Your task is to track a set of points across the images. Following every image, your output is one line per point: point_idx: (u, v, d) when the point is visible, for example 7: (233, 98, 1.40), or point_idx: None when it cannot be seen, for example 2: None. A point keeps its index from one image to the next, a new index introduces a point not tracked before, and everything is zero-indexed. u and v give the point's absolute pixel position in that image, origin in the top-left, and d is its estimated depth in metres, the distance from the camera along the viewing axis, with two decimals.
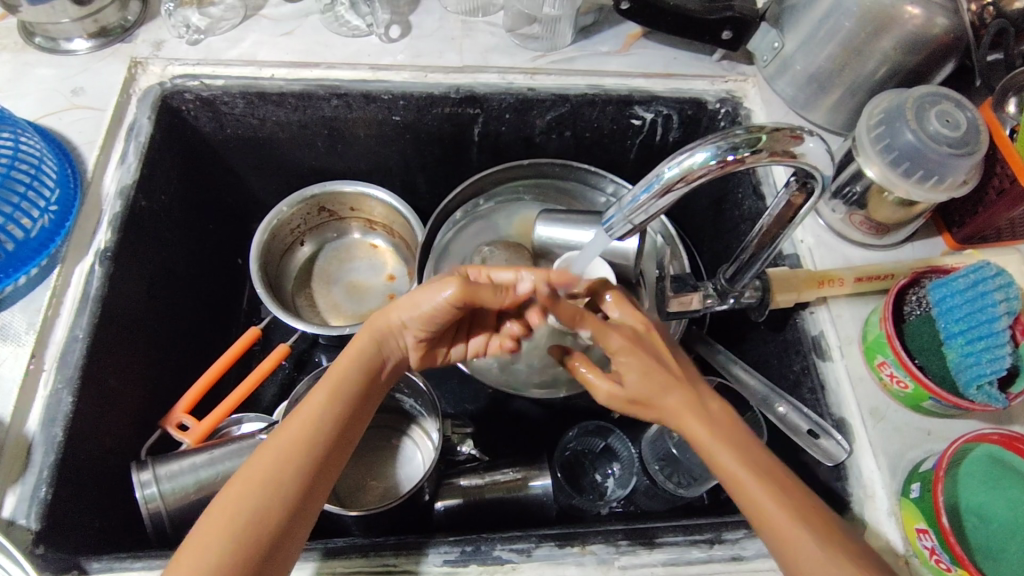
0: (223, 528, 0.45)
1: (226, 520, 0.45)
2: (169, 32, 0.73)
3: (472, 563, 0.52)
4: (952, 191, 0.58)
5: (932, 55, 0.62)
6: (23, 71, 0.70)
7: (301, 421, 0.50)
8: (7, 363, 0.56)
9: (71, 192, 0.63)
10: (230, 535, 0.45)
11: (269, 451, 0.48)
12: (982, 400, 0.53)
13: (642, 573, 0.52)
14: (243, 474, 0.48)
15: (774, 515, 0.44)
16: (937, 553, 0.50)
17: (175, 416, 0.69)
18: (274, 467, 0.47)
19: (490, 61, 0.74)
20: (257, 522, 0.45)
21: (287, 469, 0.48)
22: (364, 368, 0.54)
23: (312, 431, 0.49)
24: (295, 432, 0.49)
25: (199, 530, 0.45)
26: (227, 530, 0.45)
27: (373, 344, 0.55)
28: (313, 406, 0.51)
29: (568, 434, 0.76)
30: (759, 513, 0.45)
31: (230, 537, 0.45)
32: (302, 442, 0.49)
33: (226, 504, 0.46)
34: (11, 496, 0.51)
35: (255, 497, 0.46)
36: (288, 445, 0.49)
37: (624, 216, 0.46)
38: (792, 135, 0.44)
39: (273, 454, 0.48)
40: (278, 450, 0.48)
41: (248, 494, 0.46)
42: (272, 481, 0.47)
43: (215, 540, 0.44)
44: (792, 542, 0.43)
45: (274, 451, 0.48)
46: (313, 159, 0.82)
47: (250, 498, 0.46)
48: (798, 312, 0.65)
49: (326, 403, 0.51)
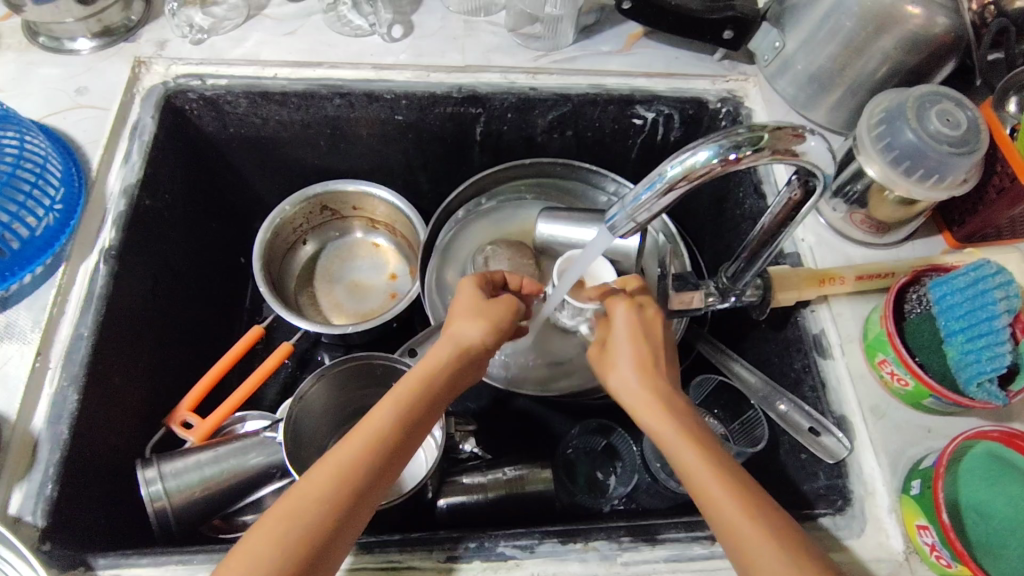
0: (281, 527, 0.43)
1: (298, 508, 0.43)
2: (172, 32, 0.73)
3: (475, 559, 0.52)
4: (953, 189, 0.58)
5: (932, 55, 0.63)
6: (27, 71, 0.70)
7: (379, 423, 0.48)
8: (12, 361, 0.56)
9: (76, 191, 0.63)
10: (285, 537, 0.42)
11: (343, 448, 0.46)
12: (982, 397, 0.53)
13: (645, 570, 0.52)
14: (316, 468, 0.46)
15: (739, 515, 0.44)
16: (938, 550, 0.51)
17: (178, 414, 0.69)
18: (345, 463, 0.45)
19: (492, 61, 0.74)
20: (315, 528, 0.43)
21: (358, 466, 0.46)
22: (446, 373, 0.53)
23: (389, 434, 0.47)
24: (367, 431, 0.47)
25: (258, 527, 0.43)
26: (285, 530, 0.43)
27: (454, 349, 0.54)
28: (386, 406, 0.49)
29: (571, 432, 0.77)
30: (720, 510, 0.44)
31: (288, 539, 0.42)
32: (373, 444, 0.47)
33: (292, 501, 0.44)
34: (17, 493, 0.51)
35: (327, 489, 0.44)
36: (366, 442, 0.47)
37: (627, 214, 0.47)
38: (794, 134, 0.44)
39: (347, 451, 0.46)
40: (349, 449, 0.46)
41: (316, 489, 0.44)
42: (338, 484, 0.45)
43: (270, 538, 0.42)
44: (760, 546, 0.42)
45: (348, 450, 0.46)
46: (316, 159, 0.82)
47: (314, 499, 0.44)
48: (798, 310, 0.65)
49: (399, 404, 0.49)
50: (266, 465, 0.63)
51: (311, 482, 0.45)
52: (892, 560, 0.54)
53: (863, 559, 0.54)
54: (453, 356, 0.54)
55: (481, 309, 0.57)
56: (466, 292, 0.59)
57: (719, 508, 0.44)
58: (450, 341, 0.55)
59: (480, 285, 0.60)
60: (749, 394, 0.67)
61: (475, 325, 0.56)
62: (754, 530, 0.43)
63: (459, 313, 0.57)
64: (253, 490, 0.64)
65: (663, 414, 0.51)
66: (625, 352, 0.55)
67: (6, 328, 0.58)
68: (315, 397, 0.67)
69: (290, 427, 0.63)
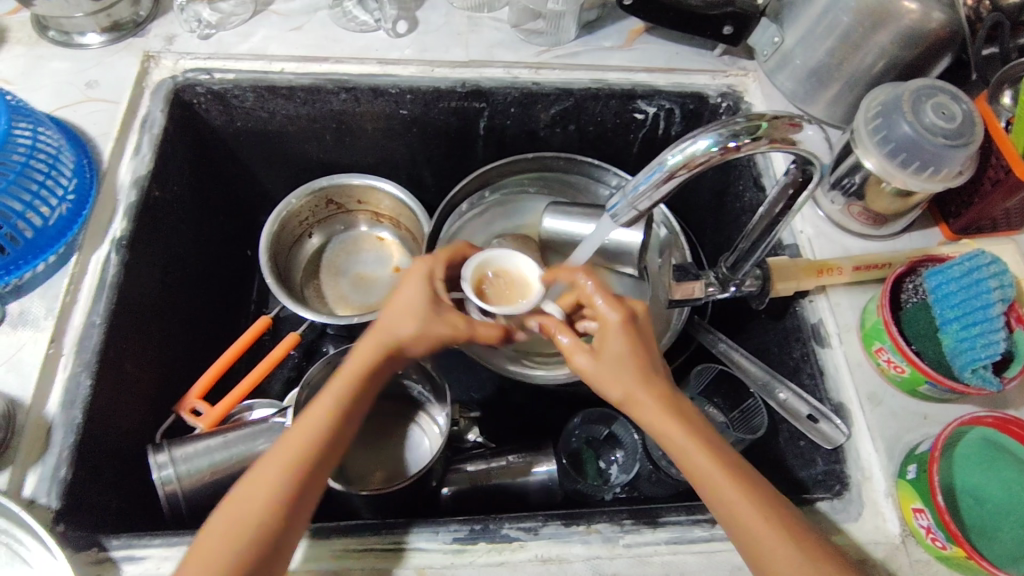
0: (228, 531, 0.45)
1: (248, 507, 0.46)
2: (180, 27, 0.74)
3: (481, 541, 0.53)
4: (948, 181, 0.59)
5: (928, 49, 0.64)
6: (37, 65, 0.71)
7: (312, 421, 0.49)
8: (26, 347, 0.57)
9: (88, 182, 0.64)
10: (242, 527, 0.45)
11: (286, 444, 0.48)
12: (977, 383, 0.54)
13: (647, 552, 0.53)
14: (261, 469, 0.47)
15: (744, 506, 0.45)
16: (934, 532, 0.52)
17: (188, 402, 0.70)
18: (282, 463, 0.47)
19: (496, 56, 0.75)
20: (273, 516, 0.45)
21: (293, 463, 0.47)
22: (374, 373, 0.52)
23: (314, 433, 0.49)
24: (307, 430, 0.49)
25: (214, 516, 0.46)
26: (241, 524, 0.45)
27: (382, 345, 0.53)
28: (320, 407, 0.50)
29: (573, 421, 0.77)
30: (722, 503, 0.46)
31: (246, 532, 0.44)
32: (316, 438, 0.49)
33: (241, 502, 0.46)
34: (32, 475, 0.52)
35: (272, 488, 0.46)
36: (300, 443, 0.48)
37: (628, 202, 0.48)
38: (790, 124, 0.45)
39: (282, 452, 0.48)
40: (285, 453, 0.48)
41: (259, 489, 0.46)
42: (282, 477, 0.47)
43: (221, 530, 0.44)
44: (750, 529, 0.45)
45: (292, 444, 0.48)
46: (322, 152, 0.83)
47: (264, 493, 0.46)
48: (798, 300, 0.66)
49: (332, 406, 0.50)
50: None
51: (262, 475, 0.47)
52: (889, 543, 0.55)
53: (861, 541, 0.55)
54: (377, 354, 0.53)
55: (414, 307, 0.54)
56: (403, 291, 0.56)
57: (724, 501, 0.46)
58: (379, 336, 0.53)
59: (417, 277, 0.56)
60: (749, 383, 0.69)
61: (407, 323, 0.54)
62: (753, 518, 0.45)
63: (394, 308, 0.55)
64: None
65: (670, 416, 0.49)
66: (615, 360, 0.51)
67: (19, 315, 0.59)
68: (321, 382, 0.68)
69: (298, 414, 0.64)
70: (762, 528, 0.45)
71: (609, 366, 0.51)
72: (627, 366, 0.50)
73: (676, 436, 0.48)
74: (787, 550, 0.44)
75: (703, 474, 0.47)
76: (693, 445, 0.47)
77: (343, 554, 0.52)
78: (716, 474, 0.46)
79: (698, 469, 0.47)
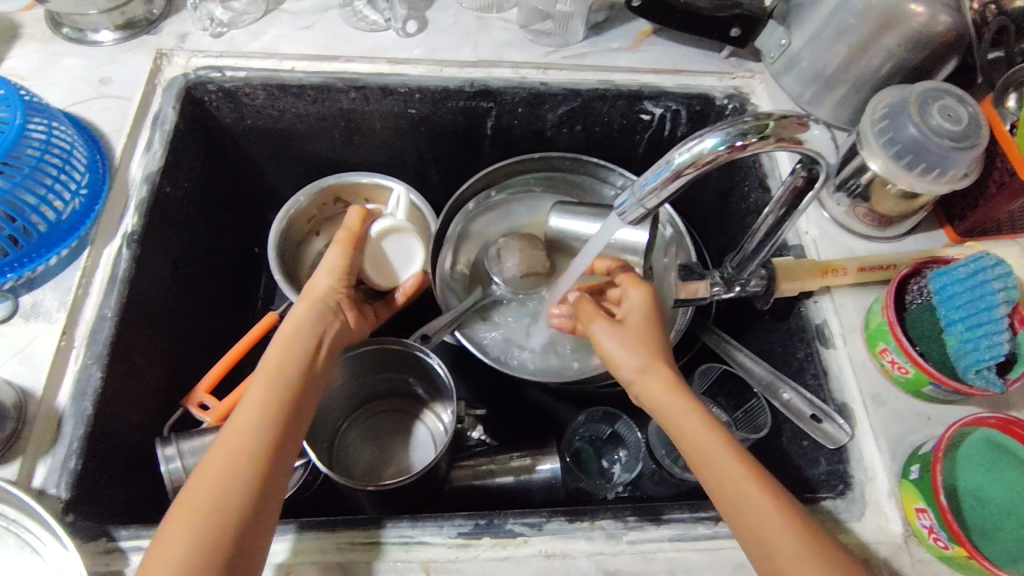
0: (196, 516, 0.45)
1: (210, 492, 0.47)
2: (192, 25, 0.75)
3: (485, 536, 0.54)
4: (953, 183, 0.60)
5: (935, 52, 0.64)
6: (51, 61, 0.72)
7: (254, 401, 0.52)
8: (38, 339, 0.58)
9: (100, 177, 0.65)
10: (211, 501, 0.46)
11: (241, 417, 0.51)
12: (981, 384, 0.54)
13: (650, 548, 0.54)
14: (212, 455, 0.49)
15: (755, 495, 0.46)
16: (936, 532, 0.52)
17: (195, 396, 0.71)
18: (233, 444, 0.49)
19: (504, 57, 0.76)
20: (239, 485, 0.47)
21: (245, 441, 0.49)
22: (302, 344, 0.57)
23: (260, 410, 0.51)
24: (257, 400, 0.52)
25: (183, 495, 0.47)
26: (209, 496, 0.46)
27: (314, 308, 0.60)
28: (259, 391, 0.53)
29: (578, 419, 0.78)
30: (719, 483, 0.47)
31: (215, 506, 0.46)
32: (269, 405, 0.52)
33: (202, 485, 0.47)
34: (42, 466, 0.53)
35: (225, 473, 0.48)
36: (250, 420, 0.51)
37: (636, 200, 0.48)
38: (798, 123, 0.46)
39: (232, 432, 0.50)
40: (232, 433, 0.50)
41: (214, 472, 0.48)
42: (242, 447, 0.49)
43: (191, 510, 0.46)
44: (761, 517, 0.45)
45: (247, 415, 0.51)
46: (330, 150, 0.84)
47: (227, 465, 0.48)
48: (802, 301, 0.66)
49: (270, 387, 0.53)
50: None
51: (224, 448, 0.49)
52: (891, 543, 0.55)
53: (864, 541, 0.55)
54: (308, 314, 0.59)
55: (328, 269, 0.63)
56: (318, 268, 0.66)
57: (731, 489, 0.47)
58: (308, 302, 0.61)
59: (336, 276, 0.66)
60: (753, 384, 0.69)
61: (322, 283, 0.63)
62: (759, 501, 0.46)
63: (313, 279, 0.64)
64: None
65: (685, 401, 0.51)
66: (635, 332, 0.56)
67: (32, 307, 0.59)
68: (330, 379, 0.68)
69: None
70: (761, 508, 0.45)
71: (632, 345, 0.55)
72: (644, 343, 0.55)
73: (685, 413, 0.51)
74: (786, 534, 0.44)
75: (715, 458, 0.48)
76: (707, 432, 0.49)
77: (349, 547, 0.52)
78: (714, 452, 0.48)
79: (709, 454, 0.48)
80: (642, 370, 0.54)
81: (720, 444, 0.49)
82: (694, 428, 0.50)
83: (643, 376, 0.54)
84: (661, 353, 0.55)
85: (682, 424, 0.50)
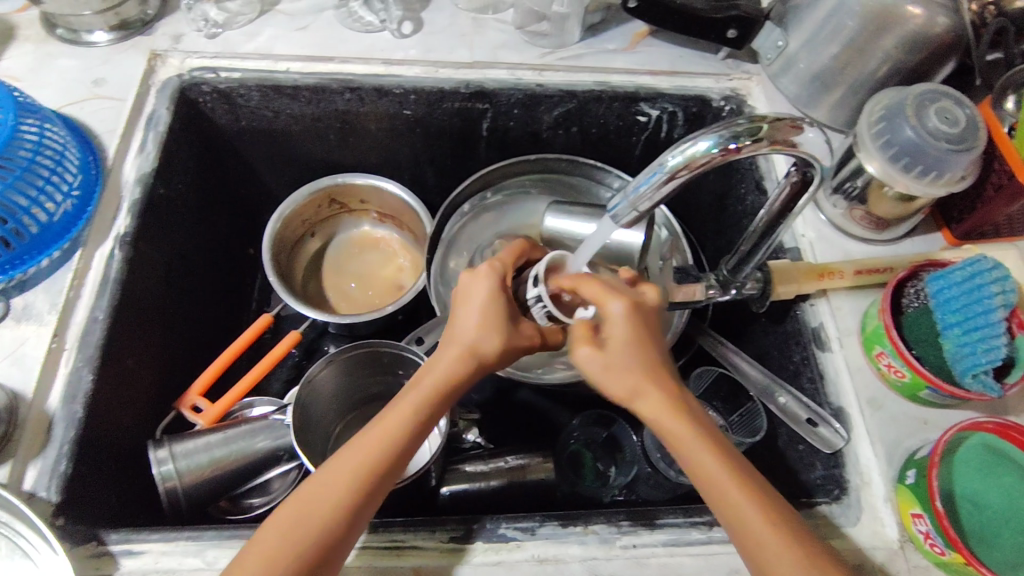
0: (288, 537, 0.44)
1: (311, 512, 0.45)
2: (187, 26, 0.75)
3: (478, 540, 0.53)
4: (951, 186, 0.59)
5: (933, 54, 0.64)
6: (46, 62, 0.72)
7: (394, 426, 0.47)
8: (29, 342, 0.57)
9: (93, 179, 0.65)
10: (290, 553, 0.43)
11: (344, 466, 0.46)
12: (978, 389, 0.54)
13: (644, 553, 0.53)
14: (327, 473, 0.46)
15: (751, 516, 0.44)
16: (932, 538, 0.52)
17: (188, 398, 0.71)
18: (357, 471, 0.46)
19: (500, 58, 0.76)
20: (319, 540, 0.44)
21: (366, 471, 0.46)
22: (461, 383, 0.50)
23: (392, 439, 0.47)
24: (369, 454, 0.46)
25: (261, 537, 0.44)
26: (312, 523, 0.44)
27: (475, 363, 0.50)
28: (402, 417, 0.48)
29: (572, 423, 0.79)
30: (722, 502, 0.45)
31: (293, 558, 0.43)
32: (379, 462, 0.46)
33: (308, 500, 0.45)
34: (32, 469, 0.53)
35: (335, 496, 0.45)
36: (385, 451, 0.47)
37: (629, 203, 0.48)
38: (792, 125, 0.45)
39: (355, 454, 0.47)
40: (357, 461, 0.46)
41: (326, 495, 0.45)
42: (340, 505, 0.45)
43: (284, 532, 0.44)
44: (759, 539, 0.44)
45: (349, 468, 0.46)
46: (326, 152, 0.84)
47: (335, 498, 0.45)
48: (799, 304, 0.66)
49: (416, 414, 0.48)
50: (274, 447, 0.65)
51: (315, 499, 0.45)
52: (887, 548, 0.55)
53: (860, 547, 0.55)
54: (465, 367, 0.50)
55: (495, 316, 0.52)
56: (479, 297, 0.52)
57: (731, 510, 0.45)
58: (463, 350, 0.50)
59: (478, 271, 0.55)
60: (749, 387, 0.69)
61: (496, 341, 0.51)
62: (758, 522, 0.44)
63: (470, 317, 0.52)
64: (262, 472, 0.66)
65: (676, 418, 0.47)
66: (626, 351, 0.49)
67: (23, 309, 0.59)
68: (322, 381, 0.68)
69: (298, 411, 0.64)
70: (757, 528, 0.44)
71: (624, 365, 0.48)
72: (637, 359, 0.49)
73: (680, 433, 0.47)
74: (782, 551, 0.43)
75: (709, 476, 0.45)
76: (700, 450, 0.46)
77: None
78: (713, 473, 0.45)
79: (701, 473, 0.46)
80: (633, 395, 0.48)
81: (716, 463, 0.46)
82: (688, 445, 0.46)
83: (634, 402, 0.48)
84: (656, 367, 0.49)
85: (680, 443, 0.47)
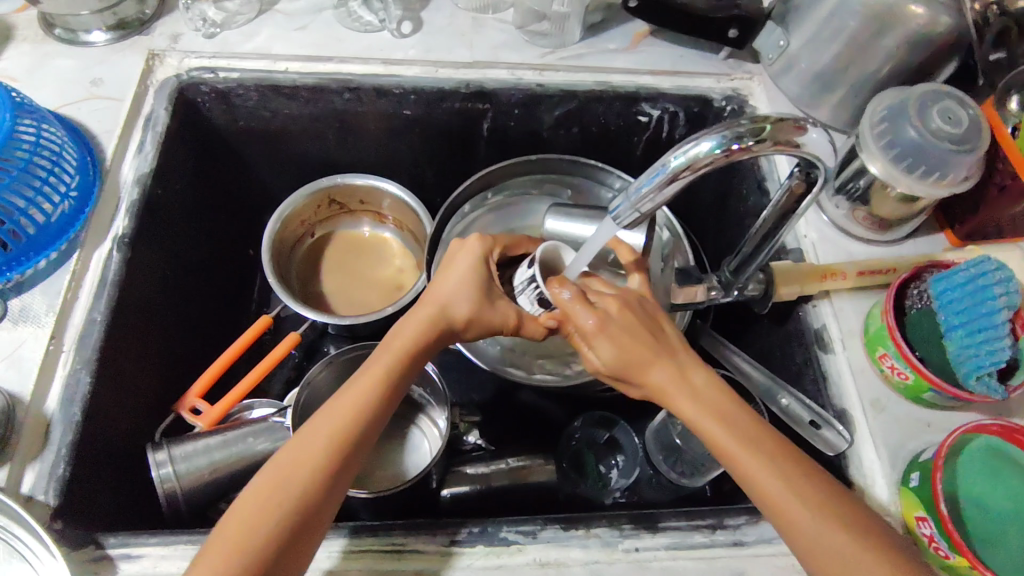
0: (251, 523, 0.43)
1: (273, 497, 0.44)
2: (185, 25, 0.75)
3: (479, 543, 0.53)
4: (955, 186, 0.59)
5: (936, 54, 0.64)
6: (43, 62, 0.71)
7: (352, 399, 0.48)
8: (26, 344, 0.57)
9: (91, 180, 0.64)
10: (265, 517, 0.43)
11: (316, 429, 0.47)
12: (982, 391, 0.53)
13: (646, 557, 0.53)
14: (285, 454, 0.46)
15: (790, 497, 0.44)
16: (936, 541, 0.51)
17: (188, 401, 0.71)
18: (313, 445, 0.46)
19: (500, 57, 0.75)
20: (295, 502, 0.44)
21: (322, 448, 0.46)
22: (426, 346, 0.53)
23: (350, 412, 0.48)
24: (340, 415, 0.48)
25: (236, 506, 0.44)
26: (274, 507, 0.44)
27: (432, 325, 0.53)
28: (359, 389, 0.49)
29: (573, 424, 0.78)
30: (755, 486, 0.46)
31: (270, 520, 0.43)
32: (349, 422, 0.47)
33: (267, 487, 0.45)
34: (30, 473, 0.52)
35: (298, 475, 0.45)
36: (343, 423, 0.47)
37: (630, 204, 0.48)
38: (796, 126, 0.45)
39: (315, 433, 0.47)
40: (313, 439, 0.47)
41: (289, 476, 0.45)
42: (314, 465, 0.46)
43: (247, 519, 0.44)
44: (798, 521, 0.44)
45: (321, 431, 0.47)
46: (325, 152, 0.83)
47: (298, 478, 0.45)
48: (801, 305, 0.66)
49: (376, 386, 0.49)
50: (274, 450, 0.64)
51: (289, 462, 0.46)
52: None
53: None
54: (432, 330, 0.53)
55: (474, 286, 0.55)
56: (458, 270, 0.56)
57: (769, 496, 0.45)
58: (432, 311, 0.54)
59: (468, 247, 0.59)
60: (751, 389, 0.68)
61: (468, 308, 0.55)
62: (799, 506, 0.44)
63: (445, 283, 0.55)
64: (259, 477, 0.64)
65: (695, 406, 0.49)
66: (621, 330, 0.52)
67: (20, 311, 0.59)
68: (322, 384, 0.69)
69: (297, 413, 0.64)
70: (798, 514, 0.44)
71: (616, 350, 0.51)
72: (635, 341, 0.51)
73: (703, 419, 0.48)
74: (824, 530, 0.44)
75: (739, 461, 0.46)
76: (726, 435, 0.47)
77: (338, 555, 0.52)
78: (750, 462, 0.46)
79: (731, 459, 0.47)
80: (644, 374, 0.51)
81: (736, 444, 0.47)
82: (714, 432, 0.48)
83: (651, 380, 0.51)
84: (655, 347, 0.51)
85: (701, 425, 0.48)
